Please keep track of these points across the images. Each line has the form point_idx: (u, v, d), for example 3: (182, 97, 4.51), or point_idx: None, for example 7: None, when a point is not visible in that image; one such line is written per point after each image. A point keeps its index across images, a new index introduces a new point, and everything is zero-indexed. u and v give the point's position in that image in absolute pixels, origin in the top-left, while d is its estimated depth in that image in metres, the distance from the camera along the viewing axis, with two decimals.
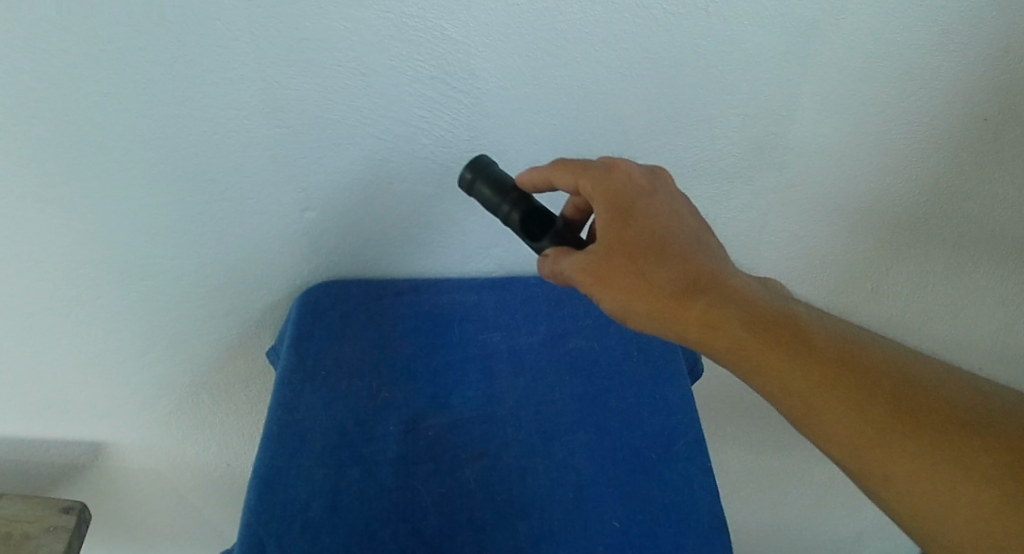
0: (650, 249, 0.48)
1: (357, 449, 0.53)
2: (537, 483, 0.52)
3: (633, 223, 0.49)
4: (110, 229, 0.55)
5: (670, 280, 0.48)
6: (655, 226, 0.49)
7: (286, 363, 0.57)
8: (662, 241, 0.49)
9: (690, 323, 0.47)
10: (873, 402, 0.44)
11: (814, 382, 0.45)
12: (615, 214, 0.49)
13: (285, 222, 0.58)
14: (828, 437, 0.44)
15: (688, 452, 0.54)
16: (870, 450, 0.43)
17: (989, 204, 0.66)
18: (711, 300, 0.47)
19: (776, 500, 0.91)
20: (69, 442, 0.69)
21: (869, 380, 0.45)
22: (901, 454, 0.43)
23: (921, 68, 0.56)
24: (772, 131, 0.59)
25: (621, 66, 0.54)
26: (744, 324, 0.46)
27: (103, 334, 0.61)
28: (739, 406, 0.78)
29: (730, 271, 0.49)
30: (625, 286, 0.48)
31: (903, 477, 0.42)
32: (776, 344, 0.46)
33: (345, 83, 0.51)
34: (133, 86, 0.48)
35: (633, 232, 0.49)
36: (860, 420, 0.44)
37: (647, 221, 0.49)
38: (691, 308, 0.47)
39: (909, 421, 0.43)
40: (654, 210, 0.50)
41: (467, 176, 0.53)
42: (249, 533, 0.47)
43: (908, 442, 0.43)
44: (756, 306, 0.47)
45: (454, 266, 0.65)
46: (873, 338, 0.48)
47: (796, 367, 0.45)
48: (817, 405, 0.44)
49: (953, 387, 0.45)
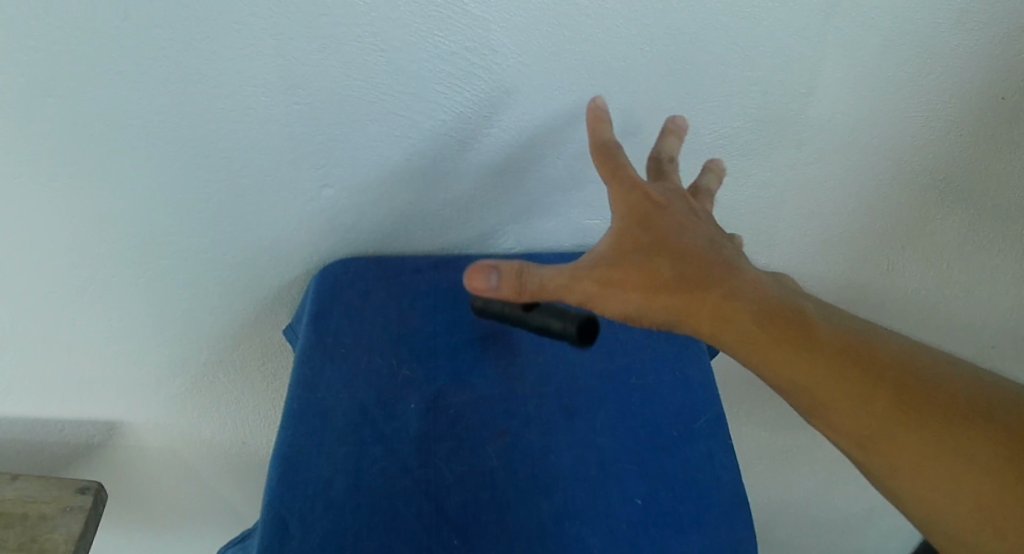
0: (666, 252, 0.49)
1: (379, 427, 0.52)
2: (560, 461, 0.52)
3: (650, 224, 0.49)
4: (124, 207, 0.54)
5: (687, 280, 0.48)
6: (667, 226, 0.49)
7: (305, 339, 0.56)
8: (680, 244, 0.49)
9: (705, 322, 0.48)
10: (880, 396, 0.46)
11: (825, 378, 0.47)
12: (634, 214, 0.49)
13: (302, 199, 0.57)
14: (838, 429, 0.47)
15: (710, 429, 0.54)
16: (877, 443, 0.46)
17: (1006, 182, 0.66)
18: (725, 299, 0.48)
19: (789, 476, 0.91)
20: (83, 422, 0.69)
21: (874, 373, 0.47)
22: (903, 445, 0.46)
23: (941, 46, 0.56)
24: (791, 107, 0.58)
25: (642, 42, 0.53)
26: (757, 321, 0.47)
27: (118, 314, 0.61)
28: (753, 381, 0.79)
29: (743, 267, 0.50)
30: (641, 286, 0.48)
31: (909, 469, 0.45)
32: (789, 341, 0.47)
33: (363, 59, 0.50)
34: (148, 63, 0.47)
35: (652, 233, 0.49)
36: (868, 414, 0.46)
37: (664, 222, 0.49)
38: (707, 307, 0.48)
39: (910, 413, 0.46)
40: (666, 212, 0.50)
41: (479, 303, 0.55)
42: (273, 510, 0.48)
43: (911, 434, 0.45)
44: (770, 303, 0.48)
45: (471, 243, 0.64)
46: (881, 330, 0.50)
47: (809, 362, 0.47)
48: (826, 400, 0.47)
49: (955, 378, 0.47)
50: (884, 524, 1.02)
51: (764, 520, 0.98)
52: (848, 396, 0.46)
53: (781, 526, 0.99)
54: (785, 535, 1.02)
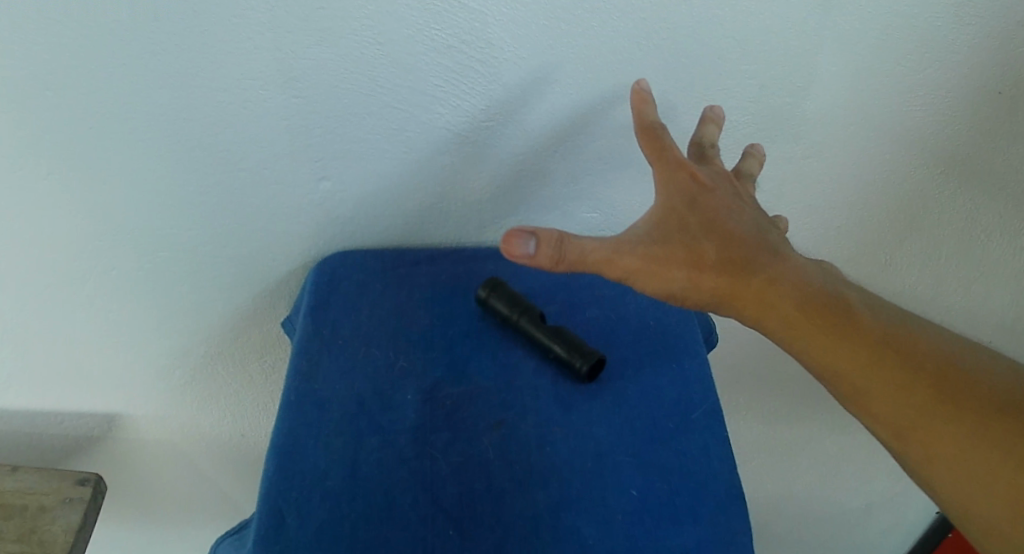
0: (714, 235, 0.49)
1: (376, 418, 0.53)
2: (556, 453, 0.52)
3: (698, 207, 0.49)
4: (124, 200, 0.55)
5: (732, 262, 0.48)
6: (713, 209, 0.50)
7: (303, 331, 0.57)
8: (727, 228, 0.49)
9: (748, 304, 0.48)
10: (916, 384, 0.48)
11: (862, 364, 0.48)
12: (681, 196, 0.50)
13: (301, 192, 0.57)
14: (875, 415, 0.48)
15: (706, 421, 0.54)
16: (912, 430, 0.47)
17: (1003, 177, 0.66)
18: (769, 282, 0.48)
19: (788, 471, 0.91)
20: (83, 415, 0.69)
21: (910, 362, 0.48)
22: (941, 433, 0.47)
23: (937, 41, 0.56)
24: (788, 102, 0.59)
25: (639, 36, 0.53)
26: (800, 306, 0.48)
27: (118, 306, 0.61)
28: (751, 375, 0.79)
29: (787, 254, 0.51)
30: (689, 265, 0.47)
31: (943, 457, 0.47)
32: (830, 327, 0.48)
33: (361, 52, 0.51)
34: (146, 56, 0.47)
35: (700, 215, 0.49)
36: (904, 401, 0.47)
37: (712, 206, 0.50)
38: (751, 289, 0.48)
39: (948, 402, 0.47)
40: (711, 196, 0.50)
41: (481, 293, 0.59)
42: (270, 501, 0.48)
43: (947, 421, 0.47)
44: (812, 289, 0.49)
45: (469, 235, 0.64)
46: (915, 321, 0.51)
47: (848, 348, 0.48)
48: (867, 387, 0.48)
49: (988, 370, 0.49)
50: (885, 522, 1.01)
51: (763, 516, 0.98)
52: (885, 382, 0.47)
53: (780, 522, 0.99)
54: (784, 531, 1.01)
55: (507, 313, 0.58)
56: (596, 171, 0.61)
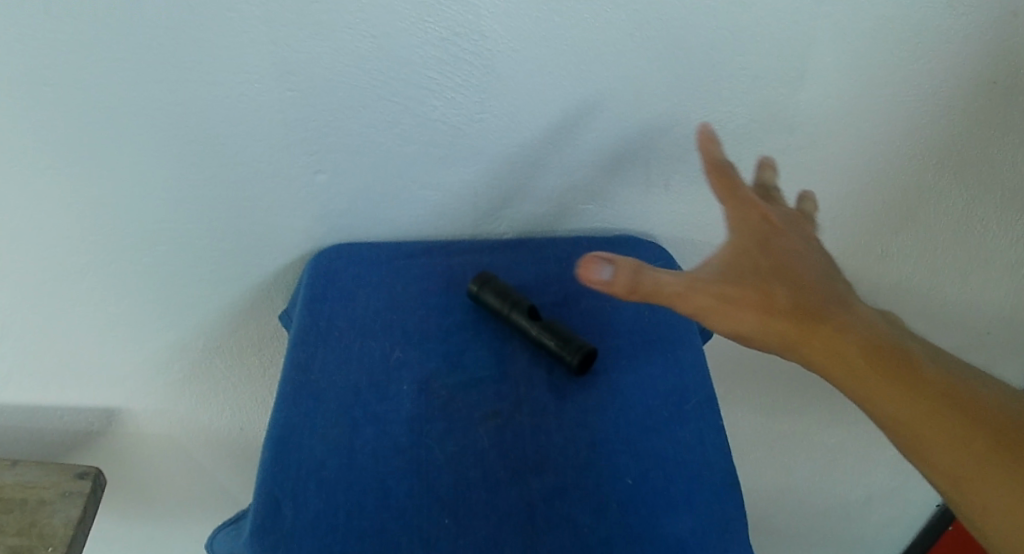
0: (783, 278, 0.48)
1: (372, 408, 0.53)
2: (551, 441, 0.52)
3: (767, 248, 0.49)
4: (122, 194, 0.55)
5: (801, 307, 0.47)
6: (783, 251, 0.49)
7: (299, 323, 0.57)
8: (796, 271, 0.49)
9: (815, 350, 0.46)
10: (980, 439, 0.45)
11: (927, 415, 0.46)
12: (751, 237, 0.49)
13: (297, 184, 0.58)
14: (937, 471, 0.45)
15: (700, 411, 0.54)
16: (977, 488, 0.44)
17: (997, 167, 0.66)
18: (836, 328, 0.47)
19: (786, 464, 0.92)
20: (82, 410, 0.70)
21: (975, 417, 0.46)
22: (1006, 491, 0.44)
23: (930, 31, 0.56)
24: (781, 93, 0.59)
25: (631, 27, 0.53)
26: (867, 354, 0.46)
27: (116, 300, 0.62)
28: (747, 368, 0.79)
29: (854, 302, 0.50)
30: (757, 307, 0.46)
31: (1007, 516, 0.44)
32: (897, 375, 0.46)
33: (355, 46, 0.51)
34: (142, 51, 0.48)
35: (770, 256, 0.49)
36: (966, 454, 0.45)
37: (782, 248, 0.49)
38: (818, 334, 0.46)
39: (1013, 460, 0.45)
40: (781, 237, 0.50)
41: (473, 287, 0.59)
42: (266, 491, 0.48)
43: (1013, 480, 0.44)
44: (880, 337, 0.48)
45: (465, 228, 0.65)
46: (981, 377, 0.49)
47: (914, 398, 0.46)
48: (927, 437, 0.45)
49: None
50: (885, 517, 1.01)
51: (762, 508, 0.98)
52: (949, 435, 0.45)
53: (778, 515, 0.99)
54: (784, 523, 1.01)
55: (498, 306, 0.58)
56: (591, 163, 0.61)
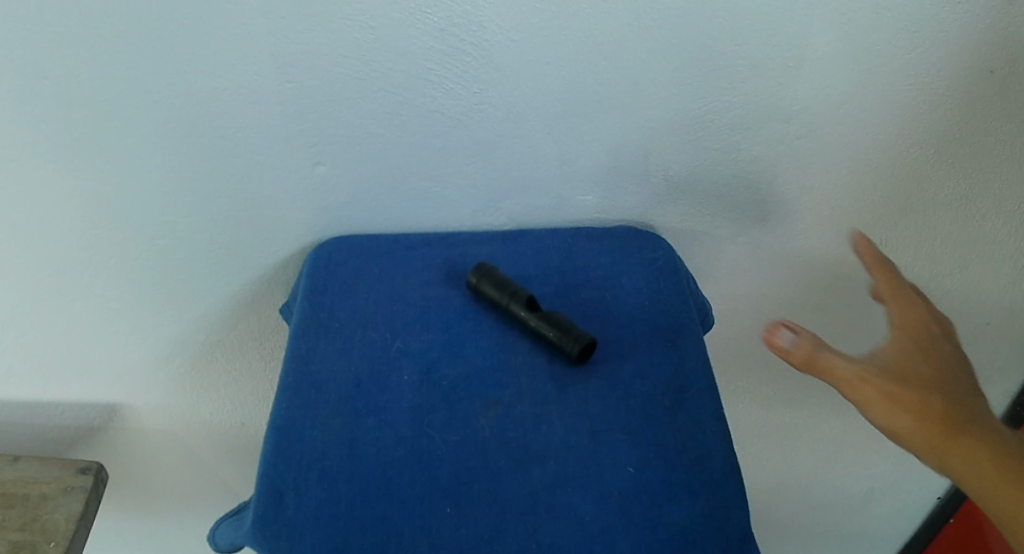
0: (939, 383, 0.49)
1: (372, 399, 0.53)
2: (552, 431, 0.51)
3: (925, 354, 0.51)
4: (123, 187, 0.56)
5: (948, 412, 0.48)
6: (943, 358, 0.51)
7: (301, 315, 0.57)
8: (949, 378, 0.50)
9: (951, 454, 0.48)
10: None
11: None
12: (910, 343, 0.52)
13: (296, 177, 0.58)
14: None
15: (702, 399, 0.53)
16: None
17: (996, 155, 0.66)
18: (975, 439, 0.48)
19: (786, 453, 0.92)
20: (85, 404, 0.70)
21: None
22: None
23: (927, 19, 0.56)
24: (779, 82, 0.59)
25: (628, 16, 0.54)
26: (997, 462, 0.47)
27: (118, 293, 0.62)
28: (743, 353, 0.82)
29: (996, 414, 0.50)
30: (910, 406, 0.48)
31: None
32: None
33: (354, 37, 0.51)
34: (141, 44, 0.49)
35: (927, 362, 0.50)
36: None
37: (940, 356, 0.51)
38: (957, 442, 0.48)
39: None
40: (941, 346, 0.52)
41: (471, 279, 0.59)
42: (268, 481, 0.48)
43: None
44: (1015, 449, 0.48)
45: (464, 219, 0.65)
46: None
47: None
48: None
49: None
50: (888, 510, 1.00)
51: (763, 497, 0.98)
52: None
53: (779, 506, 1.00)
54: (786, 514, 1.02)
55: (497, 297, 0.58)
56: (590, 153, 0.61)
